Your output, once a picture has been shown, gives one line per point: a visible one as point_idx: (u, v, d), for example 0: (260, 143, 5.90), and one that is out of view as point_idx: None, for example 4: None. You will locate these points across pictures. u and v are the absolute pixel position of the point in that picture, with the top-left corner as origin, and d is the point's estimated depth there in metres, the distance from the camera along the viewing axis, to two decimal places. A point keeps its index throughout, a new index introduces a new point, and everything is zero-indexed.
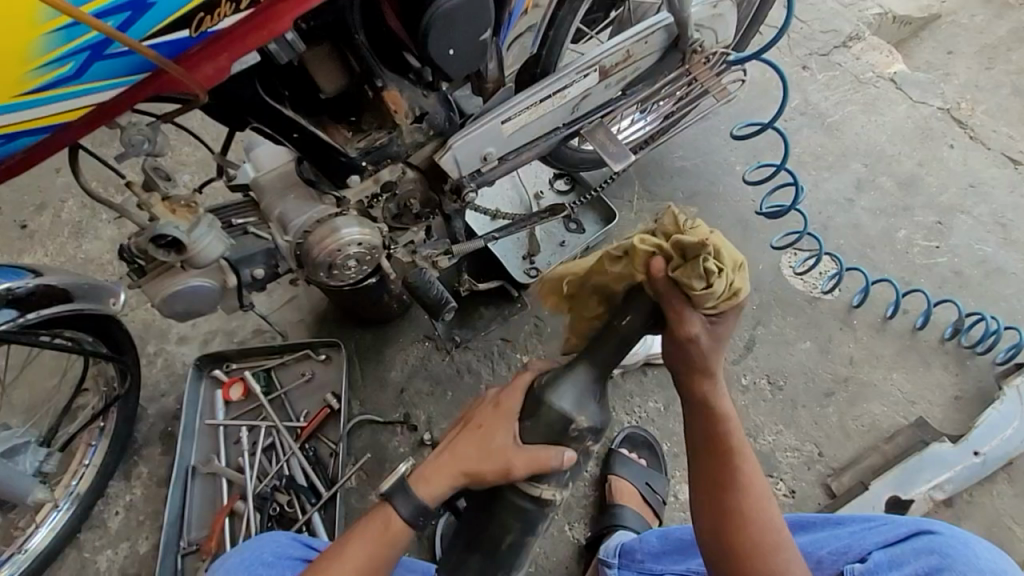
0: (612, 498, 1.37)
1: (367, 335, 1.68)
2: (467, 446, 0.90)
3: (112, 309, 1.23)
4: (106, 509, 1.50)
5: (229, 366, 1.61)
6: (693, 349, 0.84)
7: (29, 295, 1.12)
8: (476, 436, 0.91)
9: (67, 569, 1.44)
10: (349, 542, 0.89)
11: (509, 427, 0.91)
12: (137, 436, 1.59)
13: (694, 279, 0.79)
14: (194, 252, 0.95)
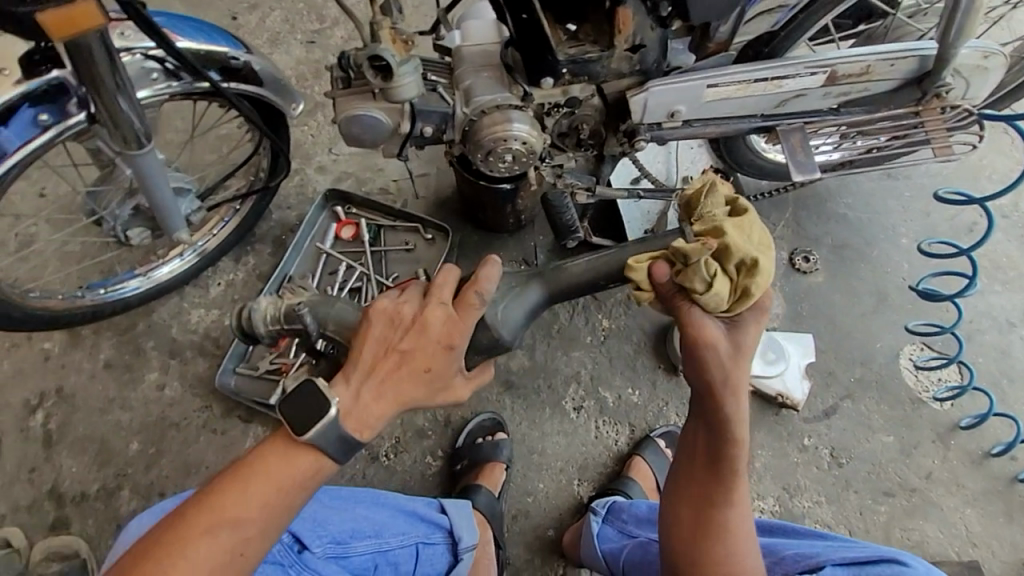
0: (628, 471, 1.41)
1: (473, 235, 1.75)
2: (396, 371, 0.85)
3: (290, 113, 1.37)
4: (211, 278, 1.71)
5: (349, 209, 1.76)
6: (712, 370, 0.81)
7: (239, 68, 1.26)
8: (400, 359, 0.85)
9: (166, 308, 1.68)
10: (263, 460, 0.80)
11: (451, 365, 0.88)
12: (257, 231, 1.77)
13: (708, 278, 0.79)
14: (395, 86, 1.00)
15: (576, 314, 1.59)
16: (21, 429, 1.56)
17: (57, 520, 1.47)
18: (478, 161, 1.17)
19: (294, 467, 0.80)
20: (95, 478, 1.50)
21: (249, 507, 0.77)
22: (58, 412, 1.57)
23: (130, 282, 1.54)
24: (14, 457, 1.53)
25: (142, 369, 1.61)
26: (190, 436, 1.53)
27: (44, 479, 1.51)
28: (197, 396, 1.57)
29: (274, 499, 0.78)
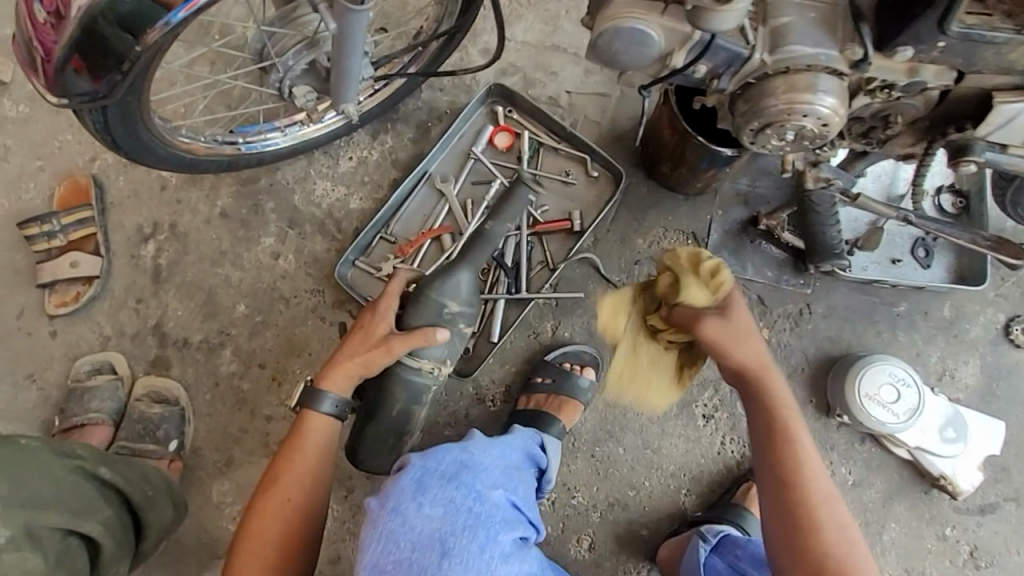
0: (742, 499, 1.30)
1: (643, 186, 1.46)
2: (358, 349, 1.13)
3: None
4: (343, 150, 1.52)
5: (511, 112, 1.49)
6: (736, 360, 0.96)
7: None
8: (362, 333, 1.15)
9: (293, 170, 1.51)
10: (293, 450, 1.09)
11: (383, 352, 1.13)
12: (400, 108, 1.53)
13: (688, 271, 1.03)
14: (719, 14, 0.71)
15: None
16: (133, 256, 1.49)
17: (158, 359, 1.44)
18: (744, 129, 0.90)
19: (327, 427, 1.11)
20: (199, 328, 1.46)
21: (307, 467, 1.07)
22: (169, 249, 1.50)
23: (272, 136, 1.28)
24: (123, 282, 1.48)
25: (258, 229, 1.50)
26: (298, 316, 1.45)
27: (150, 313, 1.47)
28: (311, 277, 1.47)
29: (317, 469, 1.08)
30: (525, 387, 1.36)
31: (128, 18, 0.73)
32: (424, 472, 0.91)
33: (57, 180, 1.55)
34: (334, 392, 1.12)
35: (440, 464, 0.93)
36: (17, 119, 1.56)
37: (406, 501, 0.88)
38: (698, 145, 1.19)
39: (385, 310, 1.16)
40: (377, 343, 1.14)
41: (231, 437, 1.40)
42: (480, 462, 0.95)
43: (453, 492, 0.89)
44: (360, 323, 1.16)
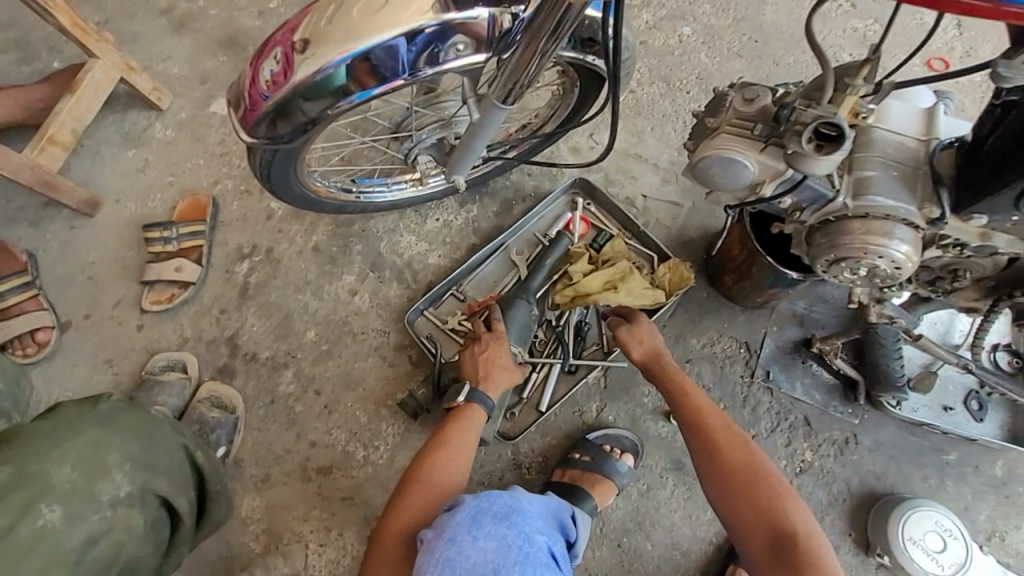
0: None
1: (702, 292, 1.55)
2: (497, 379, 1.29)
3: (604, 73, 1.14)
4: (432, 211, 1.69)
5: (589, 205, 1.65)
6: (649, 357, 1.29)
7: (592, 42, 1.07)
8: (491, 364, 1.30)
9: (385, 221, 1.68)
10: (438, 447, 1.13)
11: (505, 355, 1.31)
12: (490, 184, 1.71)
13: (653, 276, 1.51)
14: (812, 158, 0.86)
15: (778, 431, 1.42)
16: (228, 271, 1.65)
17: (225, 367, 1.54)
18: (820, 258, 1.01)
19: (468, 438, 1.16)
20: (269, 347, 1.56)
21: (446, 472, 1.09)
22: (260, 270, 1.65)
23: (380, 189, 1.44)
24: (213, 293, 1.63)
25: (343, 268, 1.64)
26: (361, 352, 1.54)
27: (229, 324, 1.59)
28: (380, 318, 1.58)
29: (454, 476, 1.10)
30: (562, 461, 1.36)
31: (316, 95, 0.93)
32: (477, 510, 0.88)
33: (181, 195, 1.76)
34: (485, 410, 1.23)
35: (494, 504, 0.90)
36: (163, 140, 1.81)
37: (461, 534, 0.84)
38: (765, 264, 1.29)
39: (507, 346, 1.33)
40: (508, 367, 1.30)
41: (273, 455, 1.45)
42: (529, 510, 0.92)
43: (506, 530, 0.86)
44: (485, 355, 1.30)
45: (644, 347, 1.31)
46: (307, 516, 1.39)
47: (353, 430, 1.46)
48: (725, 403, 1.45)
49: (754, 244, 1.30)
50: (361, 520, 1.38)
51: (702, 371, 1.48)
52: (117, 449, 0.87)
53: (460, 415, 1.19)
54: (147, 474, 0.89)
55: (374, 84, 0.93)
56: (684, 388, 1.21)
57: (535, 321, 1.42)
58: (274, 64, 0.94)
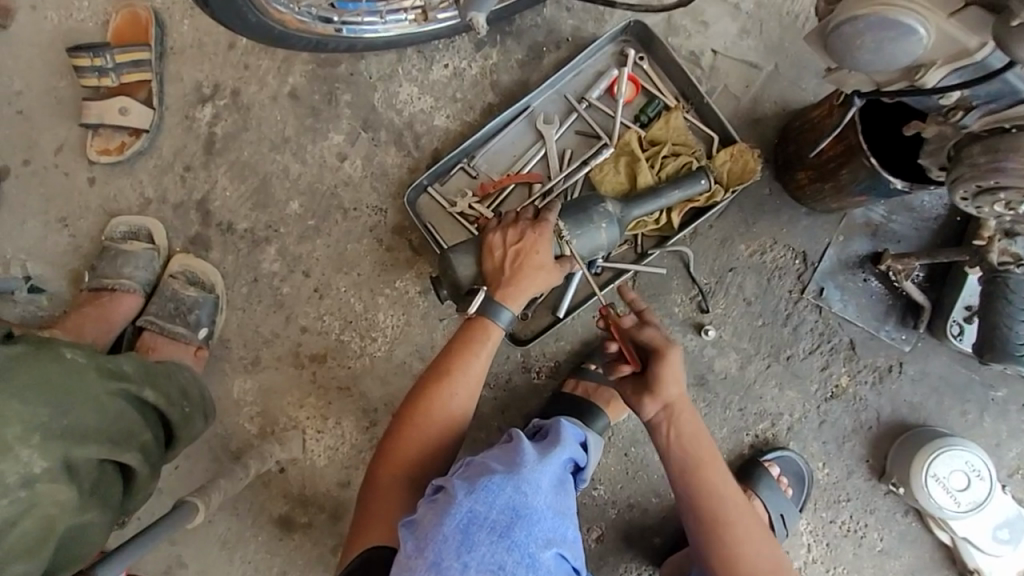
0: None
1: (764, 187, 1.28)
2: (528, 280, 1.00)
3: None
4: (440, 54, 1.33)
5: (641, 61, 1.28)
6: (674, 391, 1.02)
7: None
8: (523, 261, 1.00)
9: (380, 64, 1.33)
10: (437, 384, 0.97)
11: (547, 252, 1.01)
12: (516, 20, 1.32)
13: (713, 166, 1.22)
14: None
15: (817, 353, 1.28)
16: (187, 117, 1.34)
17: (198, 237, 1.33)
18: (966, 182, 0.73)
19: (475, 375, 0.98)
20: (247, 217, 1.34)
21: (446, 408, 0.95)
22: (227, 119, 1.34)
23: (371, 20, 1.08)
24: (173, 144, 1.34)
25: (328, 123, 1.34)
26: (353, 231, 1.32)
27: (197, 185, 1.34)
28: (375, 192, 1.33)
29: (455, 414, 0.96)
30: (575, 371, 1.25)
31: None
32: (472, 519, 0.68)
33: (114, 6, 1.35)
34: (501, 325, 1.00)
35: (492, 510, 0.68)
36: None
37: (449, 558, 0.66)
38: (864, 166, 1.01)
39: (550, 237, 1.02)
40: (543, 267, 1.01)
41: (261, 338, 1.32)
42: (537, 510, 0.70)
43: (504, 555, 0.66)
44: (517, 247, 1.01)
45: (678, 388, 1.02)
46: (302, 403, 1.31)
47: (348, 318, 1.32)
48: (765, 321, 1.28)
49: (857, 137, 1.00)
50: (359, 411, 1.31)
51: (745, 282, 1.28)
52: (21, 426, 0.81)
53: (468, 341, 0.99)
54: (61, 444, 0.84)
55: None
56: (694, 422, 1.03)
57: (610, 234, 1.08)
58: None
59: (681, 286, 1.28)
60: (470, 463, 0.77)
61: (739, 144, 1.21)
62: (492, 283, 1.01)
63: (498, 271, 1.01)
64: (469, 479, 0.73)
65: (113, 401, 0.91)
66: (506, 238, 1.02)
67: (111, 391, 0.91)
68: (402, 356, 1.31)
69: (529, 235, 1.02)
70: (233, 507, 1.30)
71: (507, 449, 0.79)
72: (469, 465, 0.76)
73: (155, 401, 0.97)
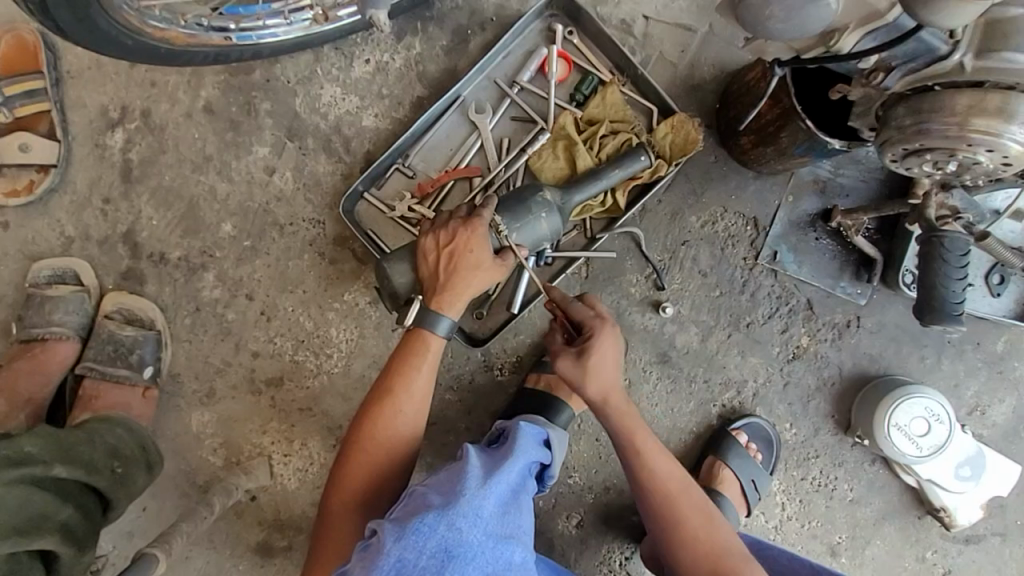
0: (710, 480, 1.25)
1: (709, 155, 1.25)
2: (466, 283, 0.97)
3: None
4: (359, 49, 1.25)
5: (571, 35, 1.22)
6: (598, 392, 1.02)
7: None
8: (457, 263, 0.97)
9: (299, 66, 1.25)
10: (381, 404, 0.95)
11: (479, 251, 0.97)
12: (436, 4, 1.24)
13: (653, 141, 1.18)
14: None
15: (776, 317, 1.28)
16: (98, 145, 1.25)
17: (130, 272, 1.27)
18: (896, 145, 0.70)
19: (419, 390, 0.97)
20: (178, 245, 1.27)
21: (393, 428, 0.94)
22: (142, 143, 1.26)
23: (272, 24, 1.01)
24: (87, 175, 1.25)
25: (251, 136, 1.26)
26: (294, 247, 1.27)
27: (120, 218, 1.26)
28: (310, 204, 1.27)
29: (404, 431, 0.95)
30: (536, 364, 1.23)
31: None
32: (400, 568, 0.67)
33: None
34: (442, 333, 0.98)
35: (421, 556, 0.67)
36: None
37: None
38: (801, 128, 0.98)
39: (483, 234, 0.97)
40: (480, 267, 0.97)
41: (213, 368, 1.28)
42: (470, 549, 0.68)
43: None
44: (450, 248, 0.97)
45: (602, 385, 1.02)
46: (264, 428, 1.28)
47: (300, 338, 1.28)
48: (723, 291, 1.27)
49: (792, 100, 0.97)
50: (325, 429, 1.29)
51: (699, 255, 1.26)
52: None
53: (408, 356, 0.97)
54: None
55: None
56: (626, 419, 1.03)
57: (552, 221, 1.04)
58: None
59: (635, 266, 1.26)
60: (411, 496, 0.75)
61: (679, 114, 1.17)
62: (430, 291, 0.97)
63: (436, 276, 0.98)
64: (402, 520, 0.71)
65: (17, 489, 0.89)
66: (438, 241, 0.98)
67: (11, 480, 0.89)
68: (361, 369, 1.28)
69: (459, 237, 0.98)
70: (208, 541, 1.28)
71: (450, 474, 0.77)
72: (410, 499, 0.75)
73: (71, 476, 0.96)
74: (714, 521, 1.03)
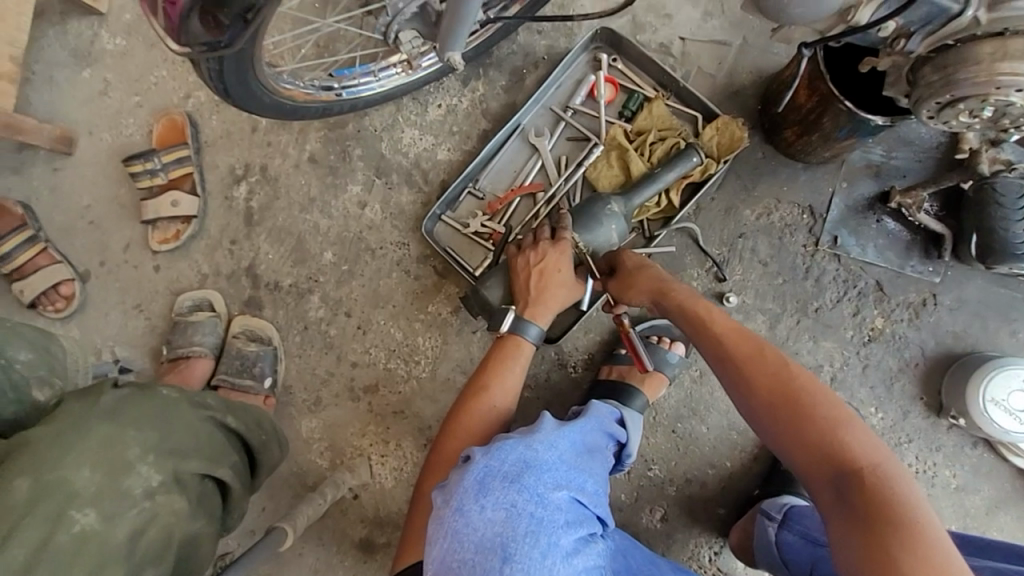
0: None
1: (757, 152, 1.33)
2: (553, 296, 1.09)
3: None
4: (432, 97, 1.46)
5: (615, 62, 1.37)
6: (639, 288, 1.04)
7: None
8: (546, 279, 1.09)
9: (383, 116, 1.47)
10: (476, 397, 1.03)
11: (565, 267, 1.09)
12: (494, 52, 1.44)
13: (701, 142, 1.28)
14: None
15: (845, 300, 1.29)
16: (227, 197, 1.52)
17: (251, 299, 1.50)
18: (927, 101, 0.79)
19: (509, 387, 1.04)
20: (289, 273, 1.49)
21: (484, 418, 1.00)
22: (261, 192, 1.51)
23: (366, 80, 1.24)
24: (219, 222, 1.52)
25: (346, 177, 1.49)
26: (383, 268, 1.45)
27: (243, 255, 1.51)
28: (396, 229, 1.45)
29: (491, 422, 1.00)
30: (608, 358, 1.31)
31: None
32: (487, 472, 0.73)
33: (155, 116, 1.57)
34: (531, 339, 1.08)
35: (505, 462, 0.74)
36: (116, 53, 1.57)
37: (468, 502, 0.71)
38: (841, 110, 1.05)
39: (568, 253, 1.10)
40: (565, 284, 1.10)
41: (319, 378, 1.45)
42: (546, 461, 0.75)
43: (515, 496, 0.71)
44: (540, 266, 1.09)
45: (641, 281, 1.04)
46: (363, 431, 1.43)
47: (392, 348, 1.43)
48: (785, 278, 1.31)
49: (830, 88, 1.05)
50: (416, 430, 1.42)
51: (757, 246, 1.32)
52: (135, 443, 0.90)
53: (503, 356, 1.07)
54: (174, 460, 0.93)
55: None
56: (672, 296, 1.00)
57: (619, 224, 1.16)
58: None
59: (695, 261, 1.33)
60: None
61: (722, 117, 1.28)
62: (521, 302, 1.09)
63: (527, 290, 1.09)
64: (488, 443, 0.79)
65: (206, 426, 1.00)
66: (529, 260, 1.10)
67: (202, 418, 1.01)
68: (446, 373, 1.41)
69: (548, 254, 1.10)
70: (316, 537, 1.41)
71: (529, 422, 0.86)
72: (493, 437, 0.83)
73: (239, 428, 1.07)
74: (797, 375, 0.84)
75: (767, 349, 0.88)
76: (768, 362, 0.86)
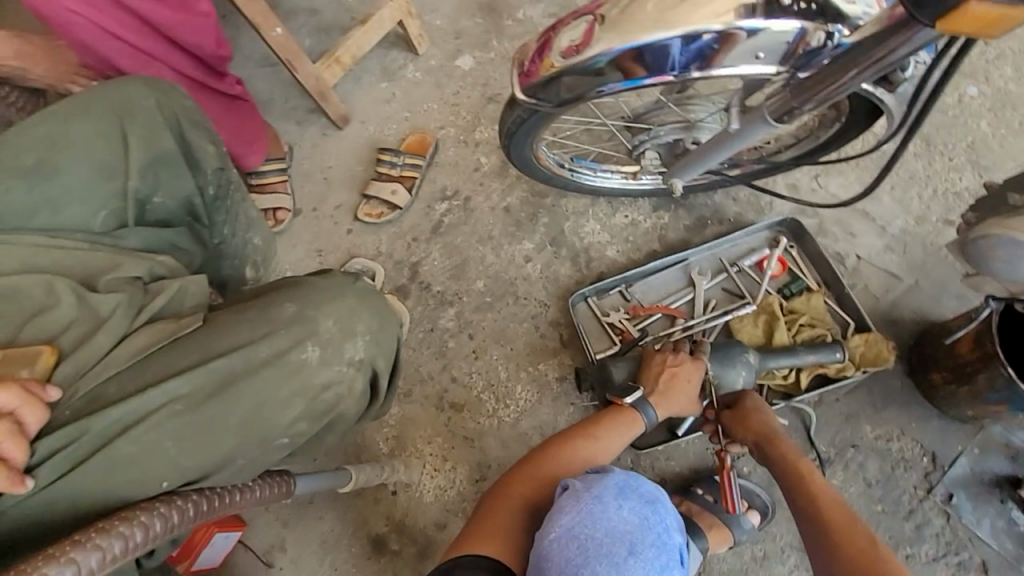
0: None
1: (896, 379, 1.37)
2: (673, 400, 1.18)
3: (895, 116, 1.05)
4: (623, 206, 1.70)
5: (791, 248, 1.53)
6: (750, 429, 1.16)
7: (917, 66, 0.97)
8: (675, 382, 1.19)
9: (577, 203, 1.73)
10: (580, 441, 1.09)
11: (697, 379, 1.19)
12: (690, 197, 1.67)
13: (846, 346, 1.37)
14: None
15: (940, 561, 1.25)
16: (428, 207, 1.83)
17: (403, 287, 1.73)
18: None
19: (609, 447, 1.10)
20: (443, 282, 1.72)
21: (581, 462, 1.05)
22: (455, 213, 1.81)
23: (589, 172, 1.52)
24: (411, 221, 1.82)
25: (525, 233, 1.74)
26: (518, 315, 1.63)
27: (416, 252, 1.78)
28: (545, 291, 1.65)
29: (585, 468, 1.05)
30: (682, 491, 1.33)
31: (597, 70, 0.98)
32: (627, 483, 0.88)
33: (409, 129, 1.96)
34: (642, 423, 1.15)
35: (642, 486, 0.89)
36: (412, 81, 1.99)
37: (609, 497, 0.85)
38: (1001, 374, 1.14)
39: (702, 371, 1.20)
40: (688, 395, 1.18)
41: (420, 375, 1.60)
42: (671, 506, 0.90)
43: (648, 514, 0.85)
44: (674, 368, 1.20)
45: (754, 423, 1.16)
46: (431, 439, 1.52)
47: (492, 382, 1.57)
48: (885, 508, 1.28)
49: (998, 352, 1.13)
50: (476, 463, 1.50)
51: (867, 463, 1.32)
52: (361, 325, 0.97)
53: (614, 420, 1.13)
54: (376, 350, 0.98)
55: (644, 74, 0.97)
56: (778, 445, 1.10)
57: (750, 373, 1.26)
58: (572, 35, 1.00)
59: (799, 447, 1.35)
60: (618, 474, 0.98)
61: (874, 334, 1.36)
62: (646, 388, 1.19)
63: (653, 382, 1.20)
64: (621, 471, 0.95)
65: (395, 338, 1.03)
66: (666, 359, 1.21)
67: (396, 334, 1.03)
68: (526, 428, 1.52)
69: (686, 360, 1.21)
70: (343, 511, 1.47)
71: None
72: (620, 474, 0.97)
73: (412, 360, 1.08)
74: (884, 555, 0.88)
75: (859, 525, 0.94)
76: (857, 534, 0.92)
